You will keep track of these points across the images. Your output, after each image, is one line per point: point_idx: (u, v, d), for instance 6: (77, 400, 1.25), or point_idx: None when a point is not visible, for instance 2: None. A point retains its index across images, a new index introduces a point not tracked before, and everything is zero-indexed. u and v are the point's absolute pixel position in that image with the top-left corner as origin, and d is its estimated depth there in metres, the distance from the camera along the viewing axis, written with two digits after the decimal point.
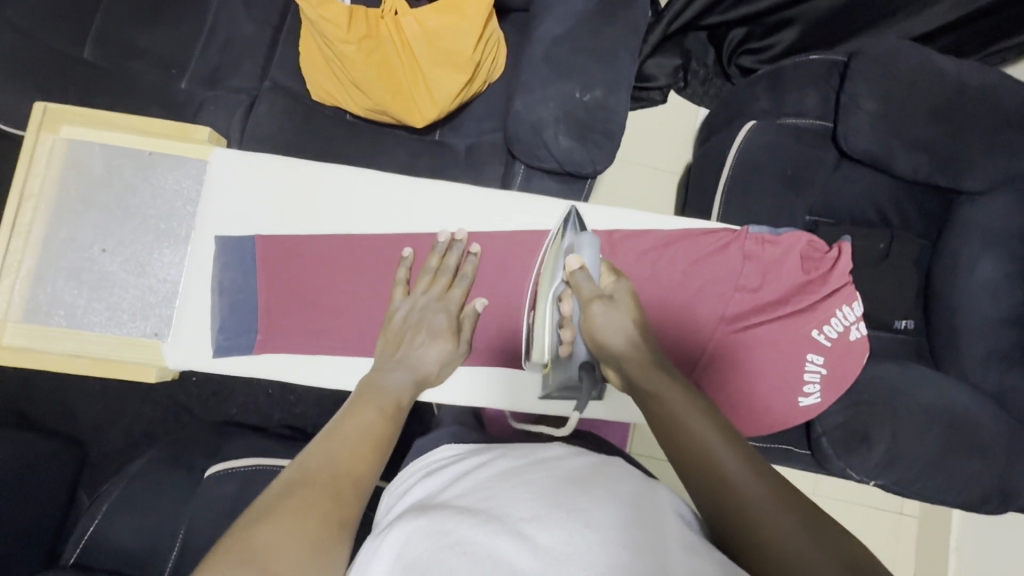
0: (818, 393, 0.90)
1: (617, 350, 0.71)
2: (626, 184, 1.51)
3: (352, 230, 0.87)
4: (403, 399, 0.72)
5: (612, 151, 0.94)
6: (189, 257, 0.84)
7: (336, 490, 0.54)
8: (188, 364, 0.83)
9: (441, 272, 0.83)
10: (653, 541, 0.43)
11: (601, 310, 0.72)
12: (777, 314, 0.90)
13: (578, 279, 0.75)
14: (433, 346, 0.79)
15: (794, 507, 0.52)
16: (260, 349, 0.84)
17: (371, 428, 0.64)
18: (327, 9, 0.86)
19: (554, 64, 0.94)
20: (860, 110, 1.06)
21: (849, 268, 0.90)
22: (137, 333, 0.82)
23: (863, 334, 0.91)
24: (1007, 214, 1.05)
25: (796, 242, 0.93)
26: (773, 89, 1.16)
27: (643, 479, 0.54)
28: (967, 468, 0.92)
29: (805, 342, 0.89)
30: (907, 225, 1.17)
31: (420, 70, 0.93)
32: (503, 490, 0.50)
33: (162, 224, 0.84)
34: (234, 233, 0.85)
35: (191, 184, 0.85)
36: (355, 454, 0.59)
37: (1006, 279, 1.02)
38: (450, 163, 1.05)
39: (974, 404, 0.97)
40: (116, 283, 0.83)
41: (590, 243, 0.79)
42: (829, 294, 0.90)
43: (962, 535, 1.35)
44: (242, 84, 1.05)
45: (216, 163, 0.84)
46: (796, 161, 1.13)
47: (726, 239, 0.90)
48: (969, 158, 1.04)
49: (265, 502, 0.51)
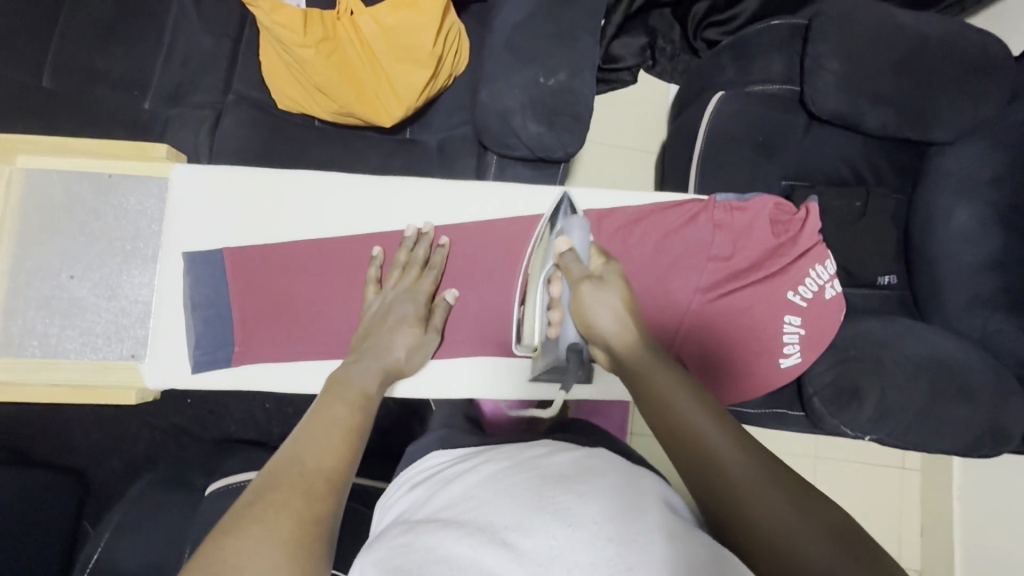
0: (798, 353, 0.90)
1: (605, 329, 0.69)
2: (605, 167, 1.51)
3: (323, 235, 0.87)
4: (371, 389, 0.70)
5: (582, 133, 0.94)
6: (159, 276, 0.84)
7: (309, 489, 0.52)
8: (168, 383, 0.82)
9: (409, 265, 0.84)
10: (638, 531, 0.44)
11: (590, 290, 0.70)
12: (750, 279, 0.90)
13: (567, 261, 0.75)
14: (403, 335, 0.79)
15: (767, 470, 0.52)
16: (238, 361, 0.83)
17: (342, 420, 0.62)
18: (281, 13, 0.85)
19: (516, 51, 0.93)
20: (824, 71, 1.06)
21: (819, 228, 0.92)
22: (114, 356, 0.81)
23: (837, 292, 0.91)
24: (977, 161, 1.06)
25: (764, 207, 0.93)
26: (738, 58, 1.16)
27: (628, 469, 0.55)
28: (956, 414, 0.94)
29: (781, 304, 0.90)
30: (883, 181, 1.18)
31: (382, 68, 0.92)
32: (496, 495, 0.51)
33: (128, 246, 0.84)
34: (202, 248, 0.84)
35: (154, 204, 0.84)
36: (326, 446, 0.57)
37: (982, 226, 1.03)
38: (424, 161, 1.04)
39: (957, 351, 0.98)
40: (87, 309, 0.82)
41: (580, 226, 0.80)
42: (801, 255, 0.91)
43: (963, 482, 1.38)
44: (205, 99, 1.04)
45: (177, 178, 0.84)
46: (767, 128, 1.14)
47: (694, 210, 0.92)
48: (936, 109, 1.05)
49: (236, 509, 0.48)
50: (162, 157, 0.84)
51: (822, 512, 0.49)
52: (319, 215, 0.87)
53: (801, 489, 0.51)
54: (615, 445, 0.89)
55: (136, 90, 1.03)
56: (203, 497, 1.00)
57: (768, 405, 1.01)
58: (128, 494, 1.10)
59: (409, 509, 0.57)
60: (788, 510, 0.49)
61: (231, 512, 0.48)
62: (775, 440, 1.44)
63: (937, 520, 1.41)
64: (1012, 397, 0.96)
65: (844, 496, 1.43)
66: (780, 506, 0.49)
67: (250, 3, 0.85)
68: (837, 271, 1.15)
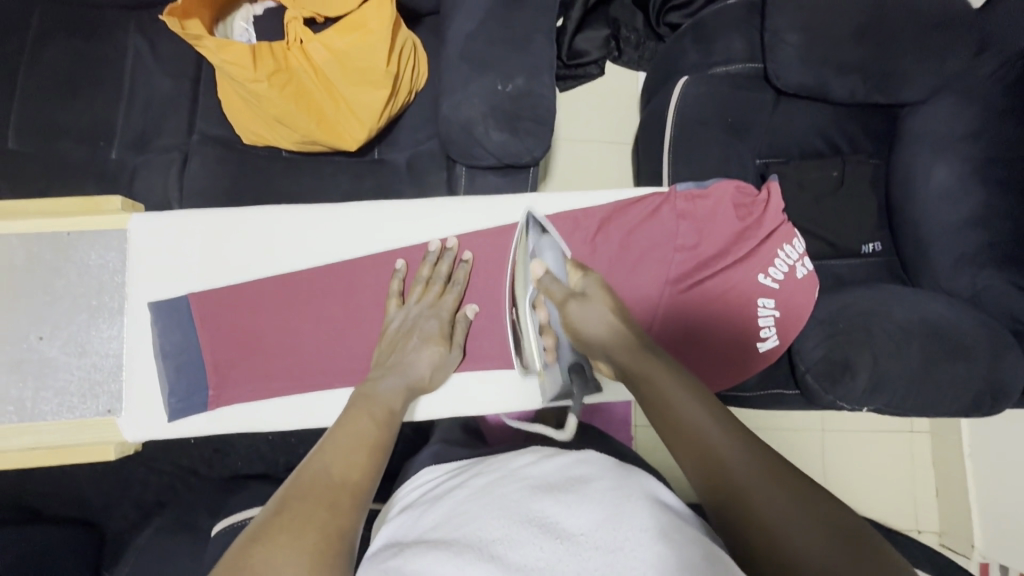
0: (775, 337, 0.89)
1: (599, 340, 0.69)
2: (583, 163, 1.51)
3: (290, 268, 0.86)
4: (395, 404, 0.71)
5: (546, 136, 0.93)
6: (128, 327, 0.83)
7: (332, 500, 0.52)
8: (146, 435, 0.82)
9: (433, 280, 0.84)
10: (624, 538, 0.43)
11: (576, 308, 0.70)
12: (719, 266, 0.90)
13: (546, 284, 0.76)
14: (425, 351, 0.80)
15: (748, 443, 0.53)
16: (213, 404, 0.83)
17: (367, 437, 0.62)
18: (230, 50, 0.84)
19: (471, 62, 0.93)
20: (785, 45, 1.05)
21: (782, 207, 0.92)
22: (90, 413, 0.81)
23: (810, 270, 0.90)
24: (948, 119, 1.05)
25: (725, 191, 0.93)
26: (699, 40, 1.15)
27: (618, 469, 0.54)
28: (951, 375, 0.93)
29: (754, 288, 0.89)
30: (858, 148, 1.17)
31: (338, 92, 0.92)
32: (484, 508, 0.50)
33: (93, 300, 0.83)
34: (166, 295, 0.84)
35: (115, 256, 0.84)
36: (354, 461, 0.58)
37: (960, 184, 1.02)
38: (395, 179, 1.04)
39: (947, 312, 0.97)
40: (59, 368, 0.81)
41: (551, 246, 0.81)
42: (768, 237, 0.90)
43: (974, 440, 1.36)
44: (170, 142, 1.04)
45: (135, 229, 0.84)
46: (735, 108, 1.13)
47: (655, 202, 0.92)
48: (901, 71, 1.04)
49: (264, 517, 0.49)
50: (118, 209, 0.84)
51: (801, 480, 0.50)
52: (290, 247, 0.86)
53: (779, 458, 0.52)
54: (605, 445, 0.89)
55: (101, 141, 1.03)
56: (209, 537, 1.00)
57: (763, 385, 1.00)
58: (139, 540, 1.10)
59: (401, 523, 0.57)
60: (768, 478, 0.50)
61: (258, 522, 0.48)
62: (781, 418, 1.42)
63: (951, 480, 1.39)
64: (1006, 353, 0.94)
65: (857, 467, 1.42)
66: (761, 475, 0.50)
67: (198, 43, 0.84)
68: (821, 244, 1.14)
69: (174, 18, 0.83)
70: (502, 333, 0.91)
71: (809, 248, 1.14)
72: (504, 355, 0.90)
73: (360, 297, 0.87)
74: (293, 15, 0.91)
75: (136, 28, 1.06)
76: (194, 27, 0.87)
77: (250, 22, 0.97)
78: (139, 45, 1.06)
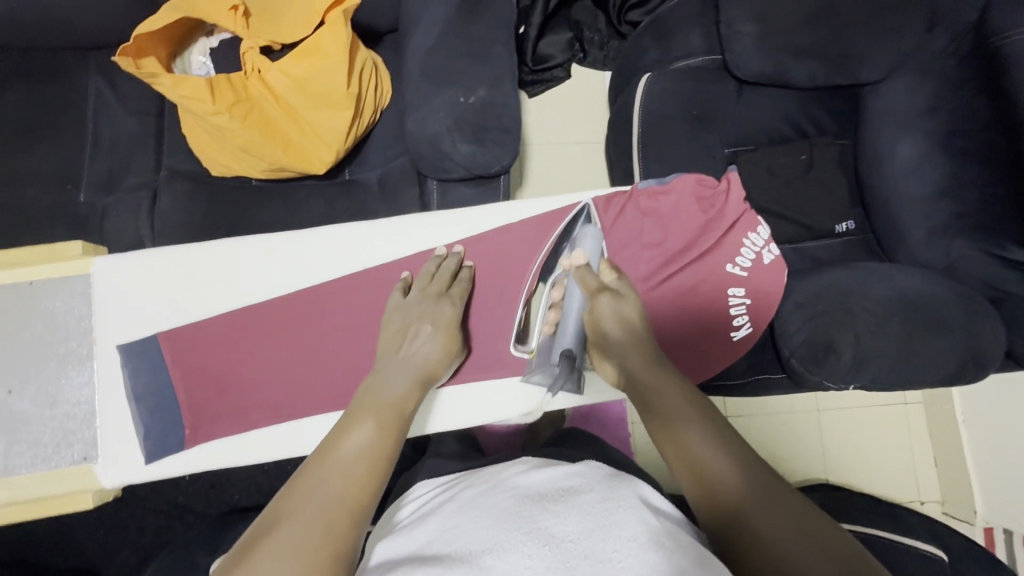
0: (748, 324, 0.94)
1: (615, 340, 0.73)
2: (558, 165, 1.51)
3: (259, 299, 0.86)
4: (404, 406, 0.66)
5: (513, 144, 0.93)
6: (98, 372, 0.82)
7: (328, 523, 0.48)
8: (125, 478, 0.81)
9: (439, 274, 0.83)
10: (612, 549, 0.42)
11: (608, 301, 0.75)
12: (686, 260, 0.93)
13: (584, 273, 0.81)
14: (434, 342, 0.75)
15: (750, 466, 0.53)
16: (190, 442, 0.82)
17: (371, 447, 0.57)
18: (187, 85, 0.85)
19: (432, 76, 0.94)
20: (741, 36, 1.07)
21: (742, 195, 0.96)
22: (66, 462, 0.80)
23: (776, 255, 0.95)
24: (908, 94, 1.06)
25: (686, 185, 0.96)
26: (659, 36, 1.16)
27: (611, 475, 0.54)
28: (932, 346, 0.93)
29: (723, 278, 0.94)
30: (823, 130, 1.18)
31: (302, 117, 0.92)
32: (477, 518, 0.50)
33: (61, 348, 0.82)
34: (135, 337, 0.83)
35: (80, 302, 0.83)
36: (353, 476, 0.53)
37: (924, 157, 1.04)
38: (367, 198, 1.04)
39: (923, 284, 0.98)
40: (31, 420, 0.80)
41: (594, 235, 0.89)
42: (731, 227, 0.95)
43: (966, 407, 1.37)
44: (139, 180, 1.03)
45: (99, 273, 0.83)
46: (700, 101, 1.14)
47: (621, 202, 0.93)
48: (859, 51, 1.05)
49: (255, 533, 0.47)
50: (79, 254, 0.84)
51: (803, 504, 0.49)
52: (264, 276, 0.86)
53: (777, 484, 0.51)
54: (595, 451, 0.88)
55: (69, 185, 1.02)
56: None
57: (749, 371, 1.01)
58: None
59: (390, 539, 0.56)
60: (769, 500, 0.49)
61: (245, 542, 0.46)
62: (777, 402, 1.43)
63: (949, 449, 1.40)
64: (985, 319, 0.95)
65: (855, 444, 1.42)
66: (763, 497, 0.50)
67: (153, 80, 0.85)
68: (797, 227, 1.15)
69: (128, 58, 0.86)
70: (490, 339, 0.88)
71: (785, 232, 1.14)
72: (484, 366, 0.87)
73: (331, 321, 0.86)
74: (249, 45, 0.91)
75: (96, 68, 1.06)
76: (150, 64, 0.89)
77: (208, 55, 0.98)
78: (100, 85, 1.05)
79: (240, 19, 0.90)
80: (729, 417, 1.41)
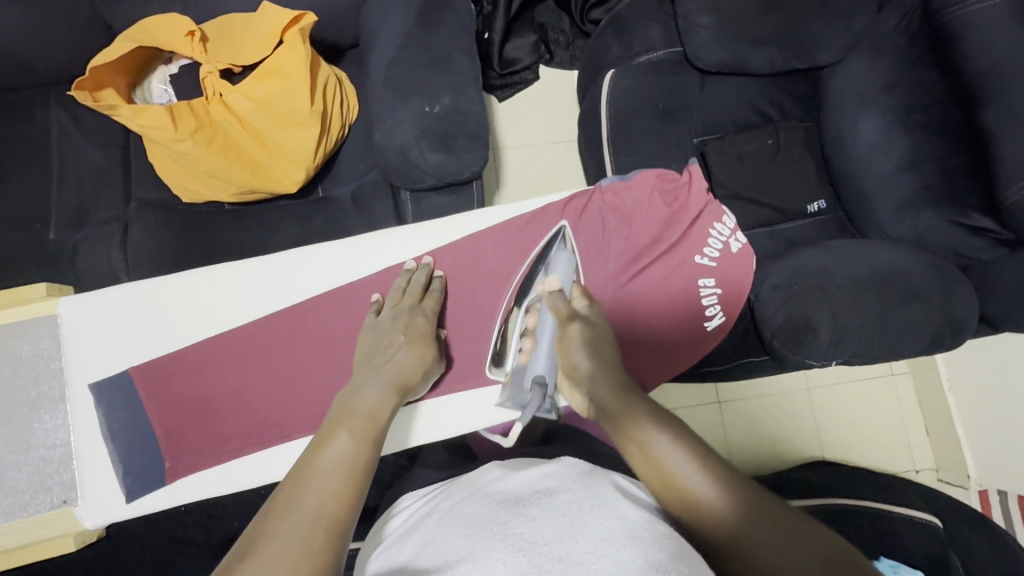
0: (720, 314, 0.98)
1: (584, 370, 0.68)
2: (534, 166, 1.51)
3: (233, 324, 0.85)
4: (380, 416, 0.64)
5: (481, 150, 0.94)
6: (71, 414, 0.81)
7: (308, 533, 0.46)
8: (107, 518, 0.80)
9: (410, 287, 0.83)
10: (585, 550, 0.42)
11: (577, 329, 0.72)
12: (653, 254, 0.96)
13: (555, 300, 0.78)
14: (407, 351, 0.75)
15: (741, 487, 0.50)
16: (172, 476, 0.81)
17: (344, 456, 0.56)
18: (146, 115, 0.85)
19: (396, 88, 0.94)
20: (699, 28, 1.08)
21: (706, 187, 0.98)
22: (45, 507, 0.79)
23: (743, 243, 0.99)
24: (866, 74, 1.08)
25: (650, 181, 0.98)
26: (620, 34, 1.17)
27: (590, 474, 0.55)
28: (911, 316, 0.95)
29: (693, 270, 0.97)
30: (788, 114, 1.20)
31: (268, 138, 0.92)
32: (456, 531, 0.49)
33: (31, 393, 0.81)
34: (106, 374, 0.82)
35: (49, 343, 0.82)
36: (332, 483, 0.52)
37: (887, 133, 1.06)
38: (341, 214, 1.04)
39: (894, 257, 1.00)
40: (5, 468, 0.79)
41: (567, 260, 0.89)
42: (697, 218, 0.98)
43: (950, 373, 1.40)
44: (109, 214, 1.02)
45: (64, 311, 0.82)
46: (665, 94, 1.15)
47: (585, 202, 0.94)
48: (814, 36, 1.07)
49: (231, 556, 0.44)
50: (43, 295, 0.83)
51: (798, 518, 0.47)
52: (240, 300, 0.85)
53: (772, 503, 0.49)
54: (582, 448, 0.89)
55: (37, 223, 1.01)
56: None
57: (733, 356, 1.02)
58: None
59: (380, 554, 0.57)
60: (765, 521, 0.47)
61: (219, 570, 0.43)
62: (767, 383, 1.44)
63: (938, 416, 1.42)
64: (957, 286, 0.97)
65: (847, 420, 1.44)
66: (759, 518, 0.47)
67: (112, 112, 0.85)
68: (771, 210, 1.16)
69: (85, 91, 0.87)
70: (472, 347, 0.88)
71: (759, 217, 1.16)
72: (466, 375, 0.87)
73: (308, 342, 0.86)
74: (208, 70, 0.90)
75: (56, 104, 1.05)
76: (109, 96, 0.90)
77: (167, 82, 0.97)
78: (62, 121, 1.04)
79: (196, 44, 0.90)
80: (723, 403, 1.42)
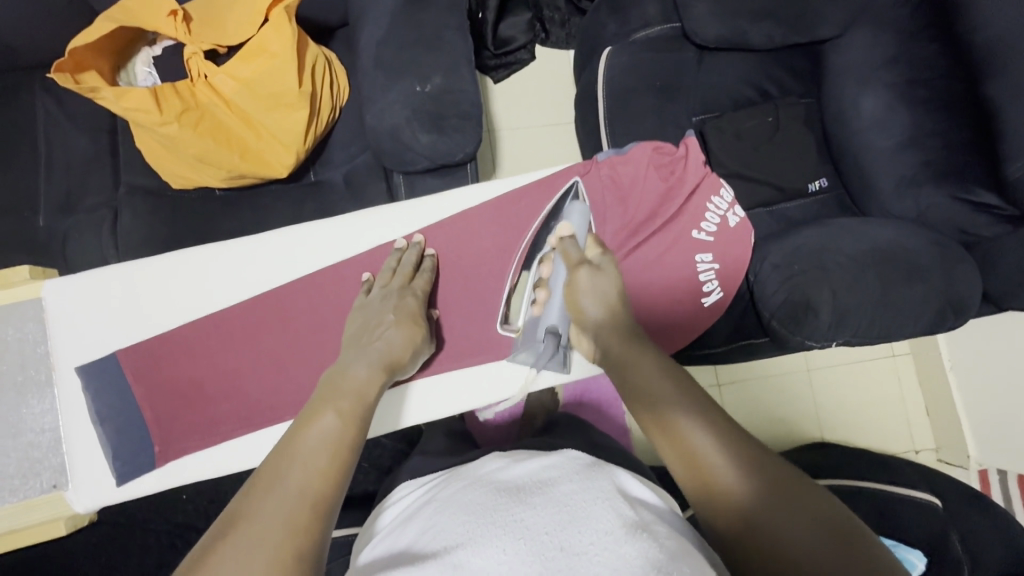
0: (718, 290, 0.97)
1: (592, 315, 0.73)
2: (530, 149, 1.49)
3: (221, 309, 0.84)
4: (368, 392, 0.64)
5: (475, 130, 0.92)
6: (58, 398, 0.81)
7: (295, 518, 0.46)
8: (97, 503, 0.80)
9: (399, 267, 0.82)
10: (587, 541, 0.42)
11: (586, 274, 0.75)
12: (650, 229, 0.95)
13: (567, 246, 0.80)
14: (396, 330, 0.74)
15: (763, 466, 0.49)
16: (161, 460, 0.81)
17: (331, 435, 0.55)
18: (129, 97, 0.84)
19: (385, 68, 0.91)
20: (696, 1, 1.05)
21: (702, 159, 0.97)
22: (35, 491, 0.79)
23: (741, 217, 0.97)
24: (868, 47, 1.05)
25: (645, 154, 0.97)
26: (615, 9, 1.14)
27: (593, 468, 0.54)
28: (912, 295, 0.93)
29: (691, 245, 0.97)
30: (788, 91, 1.17)
31: (257, 122, 0.91)
32: (464, 509, 0.49)
33: (18, 378, 0.81)
34: (93, 359, 0.81)
35: (35, 329, 0.81)
36: (320, 466, 0.51)
37: (889, 107, 1.03)
38: (334, 198, 1.02)
39: (895, 234, 0.99)
40: None
41: (581, 212, 0.87)
42: (693, 191, 0.97)
43: (952, 353, 1.38)
44: (98, 200, 1.01)
45: (49, 295, 0.81)
46: (662, 71, 1.12)
47: (580, 173, 0.93)
48: (815, 8, 1.04)
49: (214, 535, 0.43)
50: (27, 279, 0.82)
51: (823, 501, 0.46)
52: (230, 284, 0.84)
53: (779, 473, 0.48)
54: (579, 434, 0.88)
55: (26, 211, 1.00)
56: None
57: (733, 338, 1.01)
58: None
59: (378, 541, 0.56)
60: (782, 500, 0.46)
61: (203, 547, 0.43)
62: (767, 364, 1.43)
63: (940, 397, 1.41)
64: (959, 263, 0.95)
65: (848, 401, 1.43)
66: (775, 500, 0.46)
67: (95, 94, 0.84)
68: (771, 189, 1.14)
69: (65, 73, 0.85)
70: (469, 328, 0.87)
71: (758, 196, 1.14)
72: (458, 356, 0.87)
73: (296, 326, 0.85)
74: (192, 50, 0.88)
75: (41, 89, 1.03)
76: (91, 79, 0.88)
77: (151, 65, 0.95)
78: (48, 107, 1.02)
79: (180, 24, 0.88)
80: (722, 385, 1.41)
